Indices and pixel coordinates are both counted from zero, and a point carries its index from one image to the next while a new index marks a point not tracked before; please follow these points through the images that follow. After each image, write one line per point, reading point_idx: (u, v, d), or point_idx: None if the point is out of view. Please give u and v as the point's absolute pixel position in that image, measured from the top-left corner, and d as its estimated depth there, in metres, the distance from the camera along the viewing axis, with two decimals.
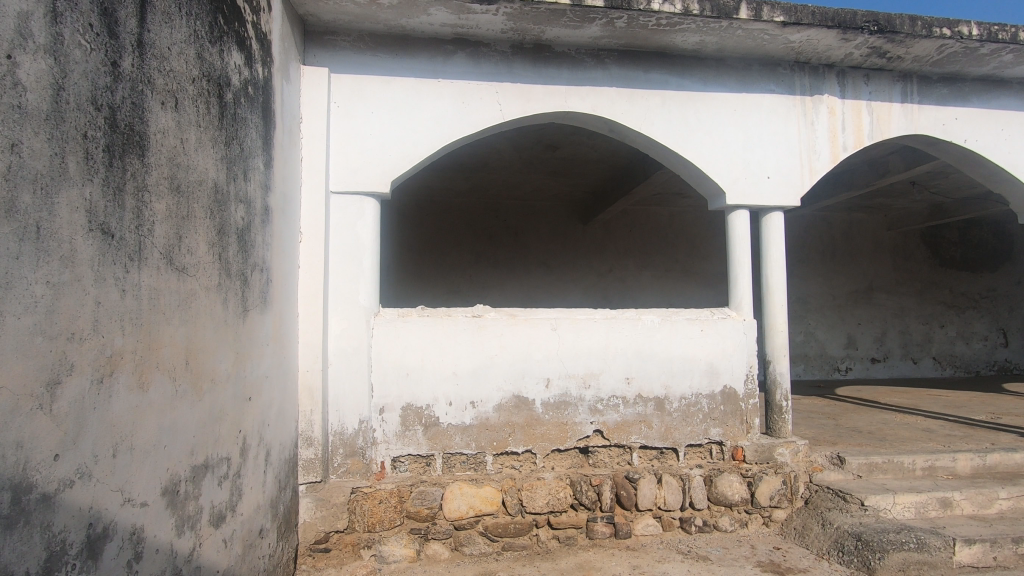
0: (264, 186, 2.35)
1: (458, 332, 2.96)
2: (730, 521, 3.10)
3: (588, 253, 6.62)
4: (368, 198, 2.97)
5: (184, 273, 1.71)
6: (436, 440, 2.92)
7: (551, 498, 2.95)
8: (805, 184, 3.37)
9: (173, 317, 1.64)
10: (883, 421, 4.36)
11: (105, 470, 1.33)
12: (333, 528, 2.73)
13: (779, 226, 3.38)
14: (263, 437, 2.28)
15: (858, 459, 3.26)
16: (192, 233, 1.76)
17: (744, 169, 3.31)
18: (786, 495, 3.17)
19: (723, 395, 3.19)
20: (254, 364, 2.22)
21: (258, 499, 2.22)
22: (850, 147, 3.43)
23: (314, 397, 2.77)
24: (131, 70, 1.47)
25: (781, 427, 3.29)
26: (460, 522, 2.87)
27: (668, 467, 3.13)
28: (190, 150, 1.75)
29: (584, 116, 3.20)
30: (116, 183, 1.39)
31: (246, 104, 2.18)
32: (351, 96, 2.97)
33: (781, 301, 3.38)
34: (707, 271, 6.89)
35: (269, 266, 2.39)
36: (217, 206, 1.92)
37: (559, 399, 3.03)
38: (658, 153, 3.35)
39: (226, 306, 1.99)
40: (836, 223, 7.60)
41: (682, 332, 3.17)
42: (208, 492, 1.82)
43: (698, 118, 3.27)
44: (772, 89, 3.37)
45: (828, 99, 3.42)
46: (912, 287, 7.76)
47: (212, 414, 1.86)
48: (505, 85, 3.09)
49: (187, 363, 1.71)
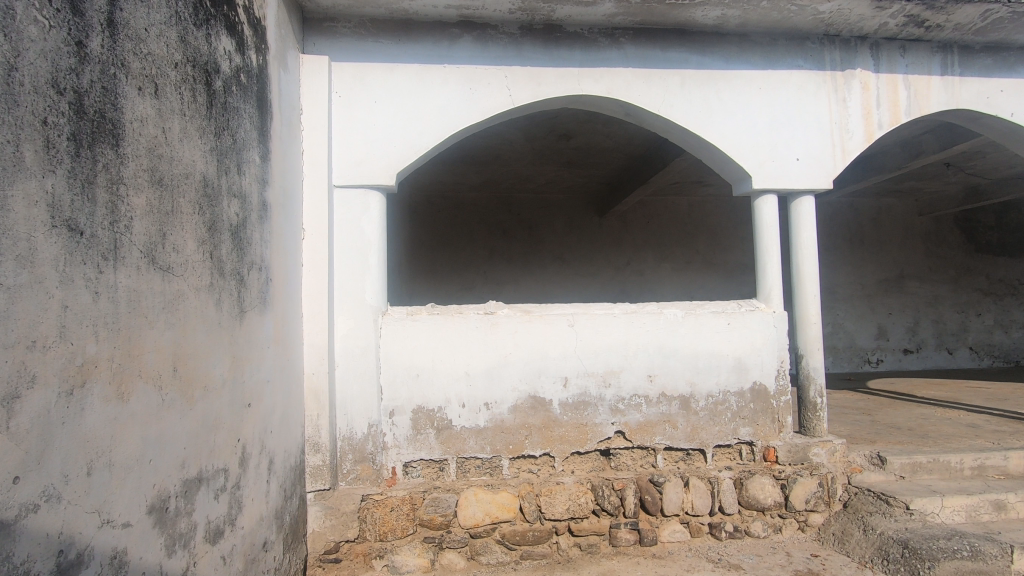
0: (260, 180, 2.23)
1: (470, 330, 2.82)
2: (762, 526, 2.91)
3: (605, 247, 6.43)
4: (373, 191, 2.83)
5: (169, 272, 1.59)
6: (450, 444, 2.79)
7: (571, 503, 2.79)
8: (837, 165, 3.15)
9: (158, 320, 1.52)
10: (922, 416, 4.12)
11: (78, 489, 1.21)
12: (343, 537, 2.62)
13: (809, 212, 3.18)
14: (265, 445, 2.17)
15: (900, 458, 3.04)
16: (178, 230, 1.64)
17: (771, 151, 3.10)
18: (822, 498, 2.96)
19: (752, 393, 3.00)
20: (253, 369, 2.10)
21: (261, 511, 2.11)
22: (885, 125, 3.20)
23: (320, 400, 2.64)
24: (101, 53, 1.34)
25: (817, 425, 3.08)
26: (476, 529, 2.73)
27: (695, 469, 2.95)
28: (174, 140, 1.63)
29: (598, 100, 3.03)
30: (83, 174, 1.26)
31: (239, 93, 2.06)
32: (354, 85, 2.83)
33: (814, 290, 3.16)
34: (728, 262, 6.66)
35: (269, 265, 2.27)
36: (206, 200, 1.80)
37: (578, 399, 2.87)
38: (678, 137, 3.16)
39: (220, 307, 1.87)
40: (864, 210, 7.30)
41: (708, 326, 2.98)
42: (203, 507, 1.70)
43: (720, 98, 3.07)
44: (800, 65, 3.15)
45: (861, 74, 3.19)
46: (946, 274, 7.41)
47: (206, 422, 1.74)
48: (515, 69, 2.93)
49: (175, 370, 1.59)
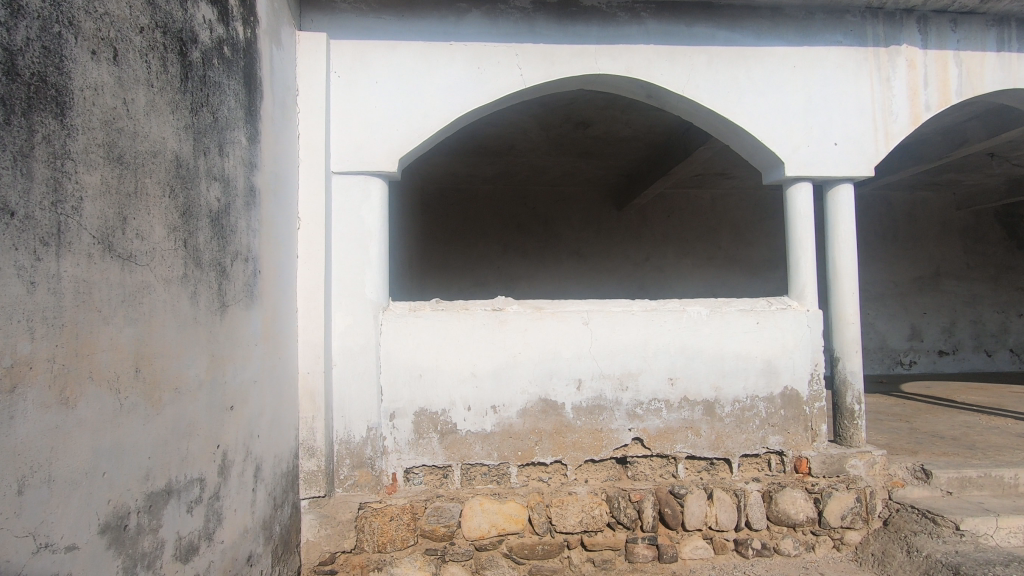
0: (247, 163, 2.05)
1: (476, 327, 2.62)
2: (793, 544, 2.67)
3: (623, 242, 6.19)
4: (374, 177, 2.65)
5: (131, 261, 1.41)
6: (454, 450, 2.60)
7: (584, 516, 2.59)
8: (879, 151, 2.88)
9: (115, 314, 1.35)
10: (965, 424, 3.82)
11: (3, 511, 1.06)
12: (339, 547, 2.46)
13: (848, 201, 2.91)
14: (251, 451, 2.00)
15: (948, 473, 2.76)
16: (142, 214, 1.47)
17: (806, 136, 2.84)
18: (860, 514, 2.71)
19: (783, 398, 2.76)
20: (237, 369, 1.93)
21: (246, 523, 1.94)
22: (934, 106, 2.91)
23: (316, 401, 2.47)
24: (41, 7, 1.17)
25: (854, 435, 2.82)
26: (481, 541, 2.54)
27: (719, 481, 2.72)
28: (138, 113, 1.46)
29: (617, 80, 2.80)
30: (14, 146, 1.09)
31: (221, 67, 1.88)
32: (354, 64, 2.65)
33: (852, 287, 2.89)
34: (753, 258, 6.37)
35: (257, 255, 2.10)
36: (179, 182, 1.62)
37: (592, 403, 2.66)
38: (704, 120, 2.91)
39: (196, 301, 1.70)
40: (898, 204, 6.93)
41: (735, 325, 2.75)
42: (172, 521, 1.54)
43: (751, 78, 2.82)
44: (839, 41, 2.88)
45: (907, 51, 2.91)
46: (985, 272, 7.02)
47: (177, 427, 1.57)
48: (526, 47, 2.71)
49: (137, 371, 1.42)
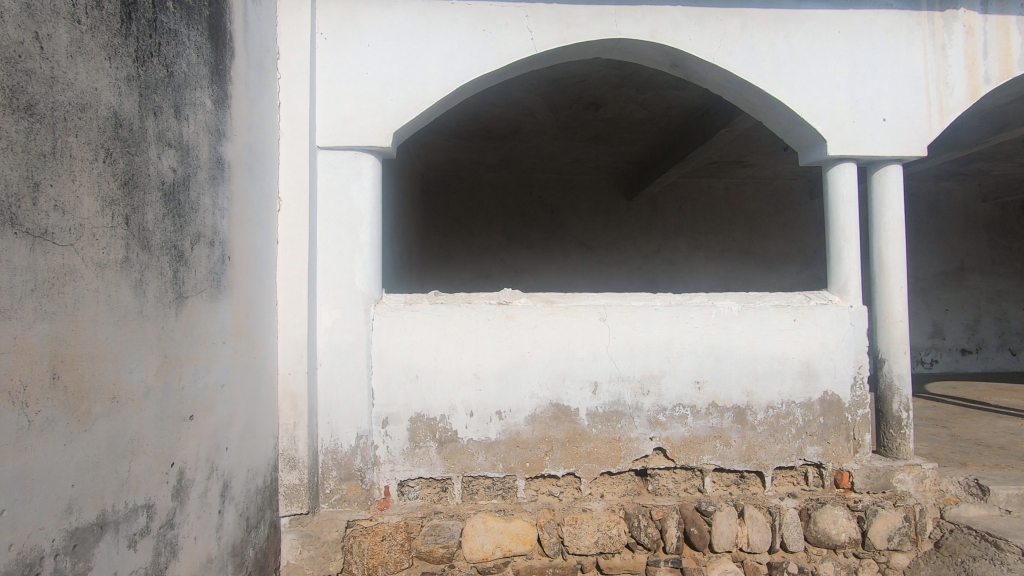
0: (213, 131, 1.75)
1: (480, 323, 2.33)
2: (834, 568, 2.39)
3: (633, 233, 5.88)
4: (365, 153, 2.35)
5: (46, 239, 1.12)
6: (454, 460, 2.31)
7: (600, 535, 2.30)
8: (933, 128, 2.57)
9: (19, 307, 1.06)
10: (1009, 430, 3.51)
11: None
12: (324, 571, 2.18)
13: (896, 184, 2.60)
14: (216, 467, 1.71)
15: (1007, 489, 2.46)
16: (65, 180, 1.17)
17: (851, 110, 2.52)
18: (908, 535, 2.42)
19: (823, 404, 2.46)
20: (198, 372, 1.64)
21: (209, 551, 1.66)
22: (996, 78, 2.59)
23: (297, 407, 2.19)
24: None
25: (901, 446, 2.53)
26: (484, 565, 2.26)
27: (751, 496, 2.43)
28: (57, 54, 1.16)
29: (640, 45, 2.49)
30: None
31: (178, 12, 1.58)
32: (343, 25, 2.34)
33: (900, 281, 2.59)
34: (770, 251, 6.05)
35: (225, 238, 1.80)
36: (118, 144, 1.33)
37: (610, 409, 2.37)
38: (736, 93, 2.60)
39: (142, 291, 1.40)
40: (922, 195, 6.60)
41: (770, 322, 2.45)
42: (106, 562, 1.25)
43: (790, 44, 2.50)
44: (889, 4, 2.56)
45: (964, 17, 2.59)
46: (1011, 267, 6.70)
47: (113, 445, 1.28)
48: (538, 7, 2.40)
49: (55, 377, 1.14)
